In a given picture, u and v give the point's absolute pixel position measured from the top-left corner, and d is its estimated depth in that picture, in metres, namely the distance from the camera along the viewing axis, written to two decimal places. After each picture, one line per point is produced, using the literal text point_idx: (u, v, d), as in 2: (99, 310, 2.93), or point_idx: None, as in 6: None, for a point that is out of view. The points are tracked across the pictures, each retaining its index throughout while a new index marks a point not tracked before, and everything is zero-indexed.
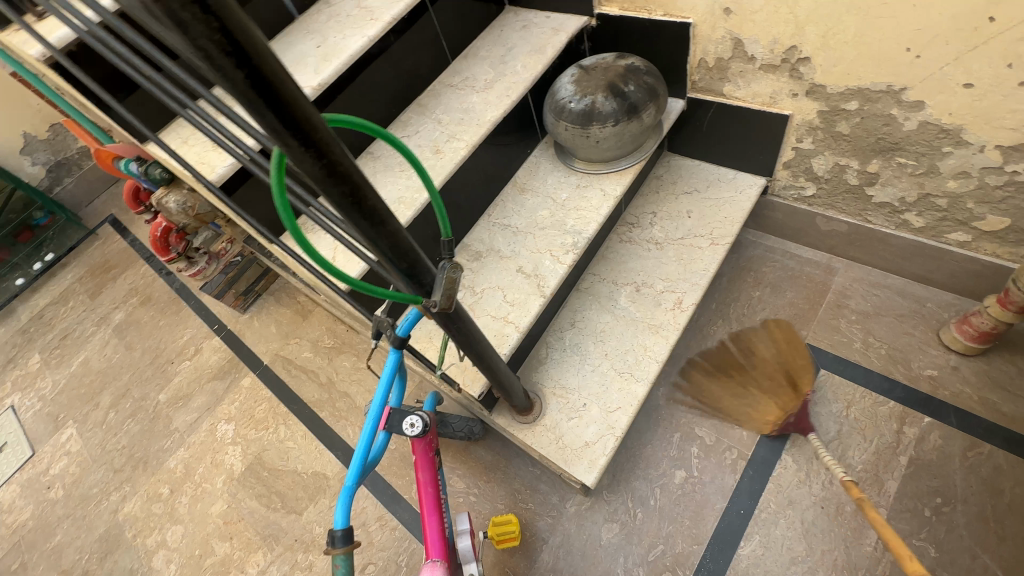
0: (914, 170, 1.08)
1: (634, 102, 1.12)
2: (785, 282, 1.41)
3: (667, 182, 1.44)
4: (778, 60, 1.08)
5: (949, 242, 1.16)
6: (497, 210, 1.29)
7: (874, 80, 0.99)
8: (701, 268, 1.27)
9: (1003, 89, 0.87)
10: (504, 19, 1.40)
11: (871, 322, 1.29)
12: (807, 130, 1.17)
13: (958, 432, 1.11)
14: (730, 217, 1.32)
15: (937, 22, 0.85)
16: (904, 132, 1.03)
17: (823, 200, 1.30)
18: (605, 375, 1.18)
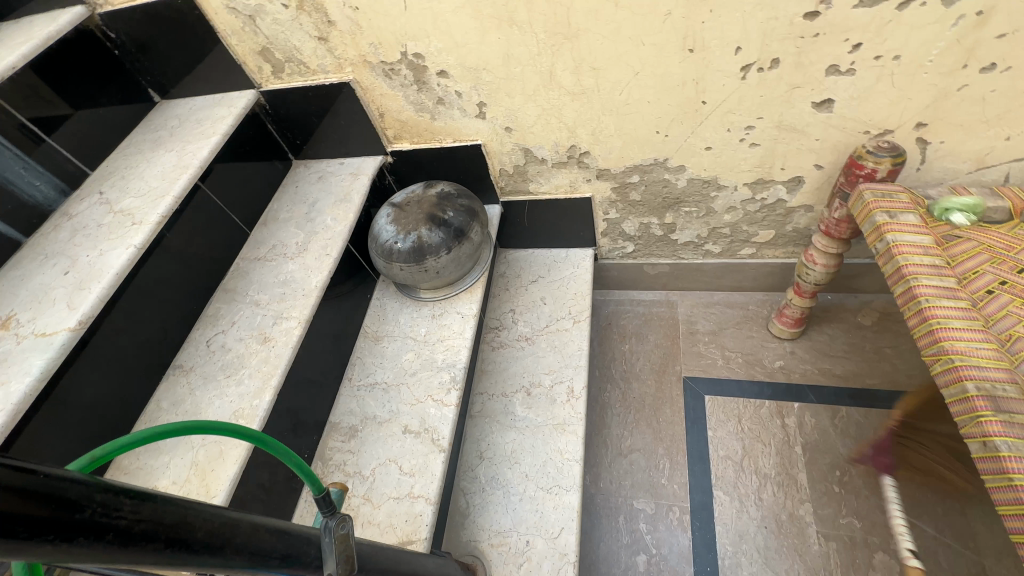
0: (699, 213, 1.29)
1: (458, 227, 1.13)
2: (644, 328, 1.54)
3: (513, 276, 1.47)
4: (565, 157, 1.20)
5: (743, 256, 1.40)
6: (356, 371, 1.16)
7: (643, 157, 1.16)
8: (575, 349, 1.29)
9: (732, 145, 1.09)
10: (295, 175, 1.33)
11: (720, 337, 1.46)
12: (609, 204, 1.31)
13: (821, 406, 1.28)
14: (579, 292, 1.40)
15: (669, 110, 1.04)
16: (680, 189, 1.23)
17: (642, 252, 1.46)
18: (535, 498, 1.09)
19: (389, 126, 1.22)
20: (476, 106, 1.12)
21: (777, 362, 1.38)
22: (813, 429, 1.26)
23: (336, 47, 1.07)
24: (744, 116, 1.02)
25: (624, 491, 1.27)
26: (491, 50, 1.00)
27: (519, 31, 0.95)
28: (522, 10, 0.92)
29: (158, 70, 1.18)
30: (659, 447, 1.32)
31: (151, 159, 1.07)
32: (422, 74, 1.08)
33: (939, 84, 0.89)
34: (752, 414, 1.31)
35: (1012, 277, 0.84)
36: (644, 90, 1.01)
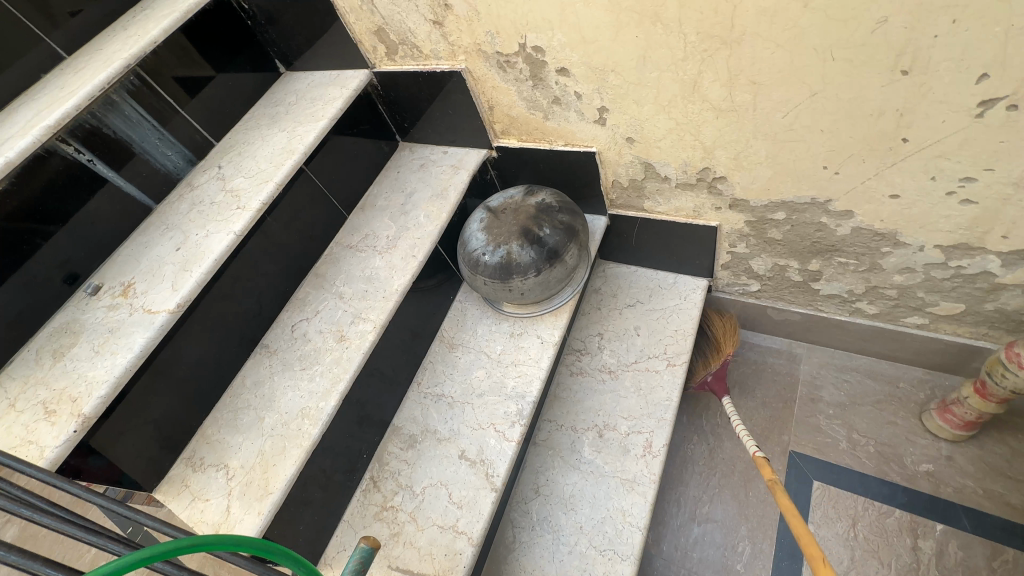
0: (859, 267, 1.01)
1: (553, 247, 1.01)
2: (752, 379, 1.31)
3: (607, 295, 1.32)
4: (693, 179, 1.00)
5: (908, 326, 1.09)
6: (426, 375, 1.13)
7: (796, 195, 0.92)
8: (663, 397, 1.14)
9: (933, 198, 0.81)
10: (399, 158, 1.28)
11: (850, 414, 1.19)
12: (738, 236, 1.09)
13: (976, 538, 1.00)
14: (680, 330, 1.22)
15: (849, 144, 0.79)
16: (839, 237, 0.96)
17: (769, 294, 1.22)
18: (585, 556, 1.00)
19: (498, 120, 1.11)
20: (597, 110, 0.96)
21: (923, 465, 1.09)
22: (956, 565, 0.99)
23: (451, 33, 0.96)
24: (962, 165, 0.74)
25: (690, 565, 1.12)
26: (623, 51, 0.82)
27: (663, 30, 0.76)
28: (671, 5, 0.73)
29: (284, 42, 1.18)
30: (742, 526, 1.13)
31: (265, 137, 1.08)
32: (540, 69, 0.94)
33: None
34: (873, 521, 1.06)
35: None
36: (819, 115, 0.77)
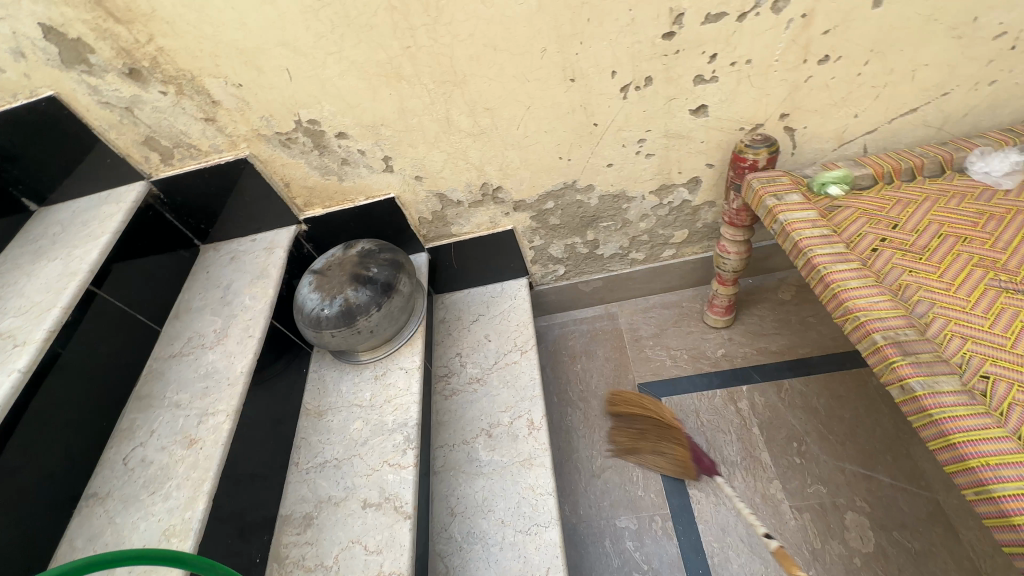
0: (617, 226, 1.35)
1: (385, 281, 1.11)
2: (591, 344, 1.56)
3: (454, 320, 1.46)
4: (479, 196, 1.24)
5: (666, 257, 1.47)
6: (302, 453, 1.08)
7: (553, 184, 1.21)
8: (528, 379, 1.28)
9: (631, 158, 1.16)
10: (204, 259, 1.26)
11: (663, 338, 1.51)
12: (531, 232, 1.35)
13: (766, 383, 1.35)
14: (521, 323, 1.41)
15: (566, 136, 1.10)
16: (594, 207, 1.29)
17: (573, 272, 1.50)
18: (516, 543, 1.04)
19: (297, 195, 1.20)
20: (382, 160, 1.13)
21: (719, 351, 1.44)
22: (764, 407, 1.31)
23: (226, 125, 1.05)
24: (633, 131, 1.09)
25: (605, 513, 1.25)
26: (384, 107, 1.02)
27: (408, 84, 0.98)
28: (407, 64, 0.95)
29: (34, 174, 1.07)
30: (629, 459, 1.32)
31: (33, 272, 0.97)
32: (321, 139, 1.08)
33: (789, 78, 1.01)
34: (707, 405, 1.35)
35: (890, 236, 0.95)
36: (539, 122, 1.06)
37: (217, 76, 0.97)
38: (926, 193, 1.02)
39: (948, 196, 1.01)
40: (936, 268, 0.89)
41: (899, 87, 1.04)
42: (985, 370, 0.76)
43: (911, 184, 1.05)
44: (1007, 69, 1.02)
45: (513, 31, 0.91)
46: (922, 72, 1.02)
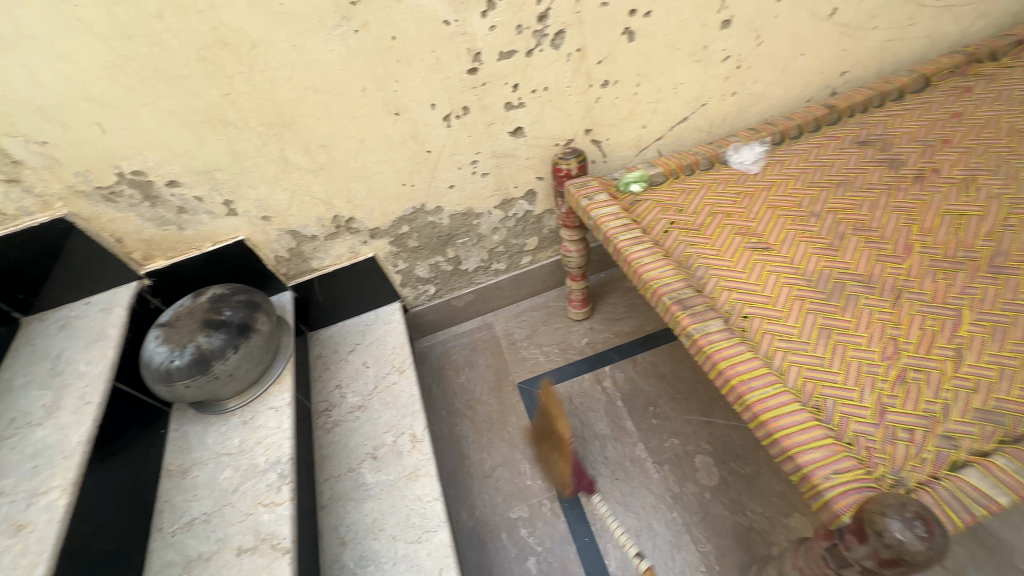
0: (474, 241, 1.47)
1: (240, 323, 1.11)
2: (472, 354, 1.65)
3: (331, 354, 1.47)
4: (333, 228, 1.28)
5: (525, 264, 1.63)
6: (165, 517, 1.01)
7: (403, 209, 1.30)
8: (408, 397, 1.33)
9: (470, 178, 1.29)
10: (26, 332, 1.14)
11: (535, 337, 1.65)
12: (393, 257, 1.42)
13: (624, 361, 1.53)
14: (397, 345, 1.46)
15: (404, 164, 1.19)
16: (447, 226, 1.40)
17: (444, 289, 1.60)
18: (408, 554, 1.07)
19: (133, 249, 1.15)
20: (223, 205, 1.13)
21: (584, 340, 1.61)
22: (624, 381, 1.49)
23: (34, 185, 0.99)
24: (465, 155, 1.23)
25: (499, 508, 1.32)
26: (214, 152, 1.04)
27: (234, 128, 1.01)
28: (229, 110, 0.98)
29: None
30: (516, 453, 1.41)
31: None
32: (150, 189, 1.06)
33: (582, 100, 1.21)
34: (578, 390, 1.50)
35: (676, 219, 1.17)
36: (375, 153, 1.15)
37: (14, 135, 0.92)
38: (702, 183, 1.27)
39: (717, 183, 1.26)
40: (709, 239, 1.11)
41: (669, 101, 1.29)
42: (744, 311, 0.97)
43: (692, 176, 1.30)
44: (741, 82, 1.32)
45: (330, 74, 0.99)
46: (682, 89, 1.27)
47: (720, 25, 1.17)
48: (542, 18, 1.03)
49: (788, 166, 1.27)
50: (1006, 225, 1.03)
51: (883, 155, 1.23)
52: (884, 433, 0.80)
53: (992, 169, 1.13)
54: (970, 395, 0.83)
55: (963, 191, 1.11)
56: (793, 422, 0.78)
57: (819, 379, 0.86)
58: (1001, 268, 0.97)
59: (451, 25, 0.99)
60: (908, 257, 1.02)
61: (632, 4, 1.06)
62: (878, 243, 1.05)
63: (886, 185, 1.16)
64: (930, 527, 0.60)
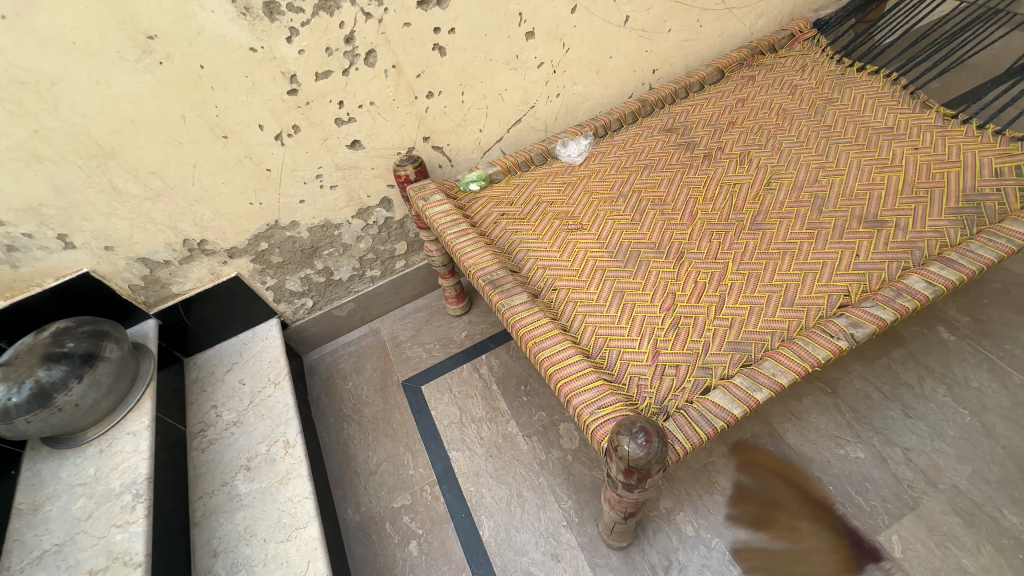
0: (340, 251, 1.54)
1: (85, 352, 1.12)
2: (359, 360, 1.71)
3: (206, 376, 1.49)
4: (186, 252, 1.32)
5: (401, 268, 1.71)
6: (14, 555, 1.00)
7: (257, 227, 1.35)
8: (282, 406, 1.38)
9: (319, 192, 1.36)
10: None
11: (419, 337, 1.73)
12: (259, 274, 1.47)
13: (499, 347, 1.65)
14: (273, 359, 1.50)
15: (245, 183, 1.25)
16: (309, 240, 1.46)
17: (322, 301, 1.65)
18: (278, 553, 1.12)
19: None
20: (57, 239, 1.15)
21: (463, 333, 1.71)
22: (499, 366, 1.60)
23: None
24: (307, 170, 1.30)
25: (384, 500, 1.39)
26: (35, 188, 1.05)
27: (52, 163, 1.04)
28: (42, 146, 1.01)
29: None
30: (400, 447, 1.48)
31: None
32: None
33: (412, 111, 1.32)
34: (458, 380, 1.59)
35: (506, 211, 1.30)
36: (211, 175, 1.20)
37: None
38: (534, 177, 1.41)
39: (547, 176, 1.41)
40: (532, 226, 1.24)
41: (498, 106, 1.43)
42: (553, 285, 1.10)
43: (527, 172, 1.44)
44: (561, 85, 1.47)
45: (144, 104, 1.04)
46: (507, 94, 1.41)
47: (525, 36, 1.31)
48: (349, 39, 1.13)
49: (607, 155, 1.43)
50: (767, 189, 1.23)
51: (683, 139, 1.42)
52: (655, 371, 0.94)
53: (763, 144, 1.34)
54: (725, 331, 0.99)
55: (739, 164, 1.30)
56: (576, 370, 0.90)
57: (608, 334, 1.00)
58: (760, 225, 1.16)
59: (259, 52, 1.06)
60: (691, 224, 1.19)
61: (434, 23, 1.18)
62: (669, 214, 1.22)
63: (681, 165, 1.34)
64: (650, 437, 0.73)
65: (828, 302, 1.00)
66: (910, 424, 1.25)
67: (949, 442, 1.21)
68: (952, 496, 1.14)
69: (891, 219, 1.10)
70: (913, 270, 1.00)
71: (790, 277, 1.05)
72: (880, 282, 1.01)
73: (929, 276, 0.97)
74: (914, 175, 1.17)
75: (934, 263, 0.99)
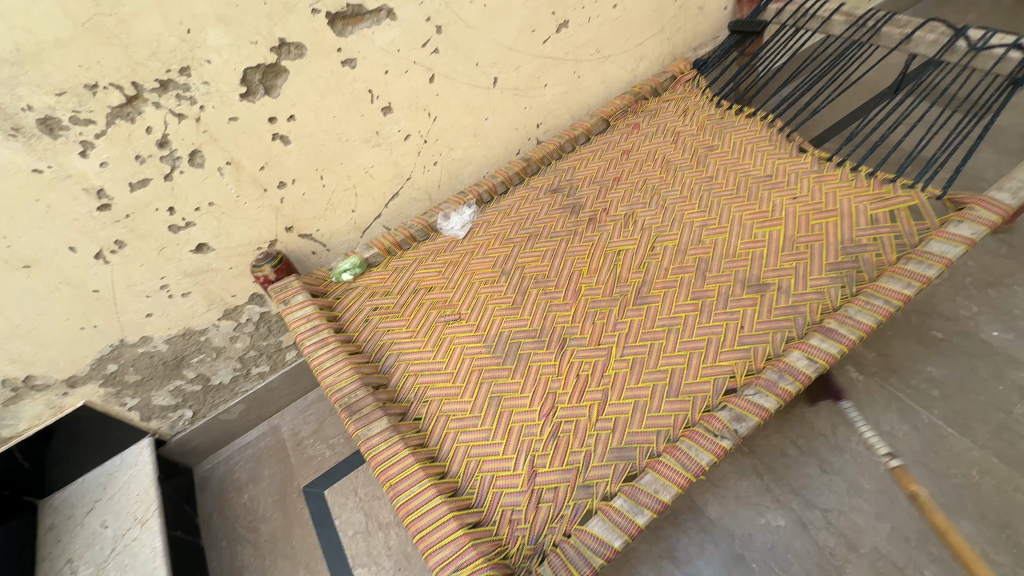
0: (213, 355, 1.38)
1: None
2: (256, 467, 1.54)
3: (62, 521, 1.27)
4: (10, 392, 1.13)
5: (293, 358, 1.56)
6: None
7: (97, 351, 1.18)
8: (149, 552, 1.19)
9: (169, 302, 1.21)
10: None
11: (322, 431, 1.58)
12: (115, 396, 1.29)
13: None
14: (142, 490, 1.30)
15: (69, 310, 1.08)
16: (170, 351, 1.29)
17: (205, 408, 1.48)
18: None
19: None
20: None
21: None
22: None
23: None
24: (147, 282, 1.14)
25: None
26: None
27: None
28: None
29: None
30: (299, 570, 1.32)
31: None
32: None
33: (265, 205, 1.19)
34: (363, 479, 1.45)
35: (381, 303, 1.19)
36: (20, 309, 1.03)
37: None
38: (414, 257, 1.30)
39: (428, 255, 1.30)
40: (407, 320, 1.13)
41: (367, 184, 1.31)
42: (425, 395, 0.99)
43: (408, 251, 1.33)
44: (437, 152, 1.37)
45: None
46: (375, 170, 1.30)
47: (381, 111, 1.21)
48: (164, 143, 0.99)
49: (492, 225, 1.34)
50: (652, 254, 1.16)
51: (568, 201, 1.34)
52: (530, 498, 0.84)
53: (647, 202, 1.28)
54: (609, 436, 0.90)
55: (624, 227, 1.23)
56: (436, 516, 0.79)
57: (481, 455, 0.90)
58: (645, 297, 1.09)
59: (46, 172, 0.91)
60: (575, 302, 1.11)
61: (267, 113, 1.06)
62: (552, 292, 1.13)
63: (566, 232, 1.26)
64: None
65: (714, 388, 0.93)
66: (827, 480, 1.20)
67: (867, 497, 1.16)
68: (874, 561, 1.08)
69: (773, 281, 1.05)
70: (794, 343, 0.94)
71: (676, 359, 0.98)
72: (764, 358, 0.95)
73: (810, 350, 0.91)
74: (794, 228, 1.13)
75: (814, 335, 0.93)
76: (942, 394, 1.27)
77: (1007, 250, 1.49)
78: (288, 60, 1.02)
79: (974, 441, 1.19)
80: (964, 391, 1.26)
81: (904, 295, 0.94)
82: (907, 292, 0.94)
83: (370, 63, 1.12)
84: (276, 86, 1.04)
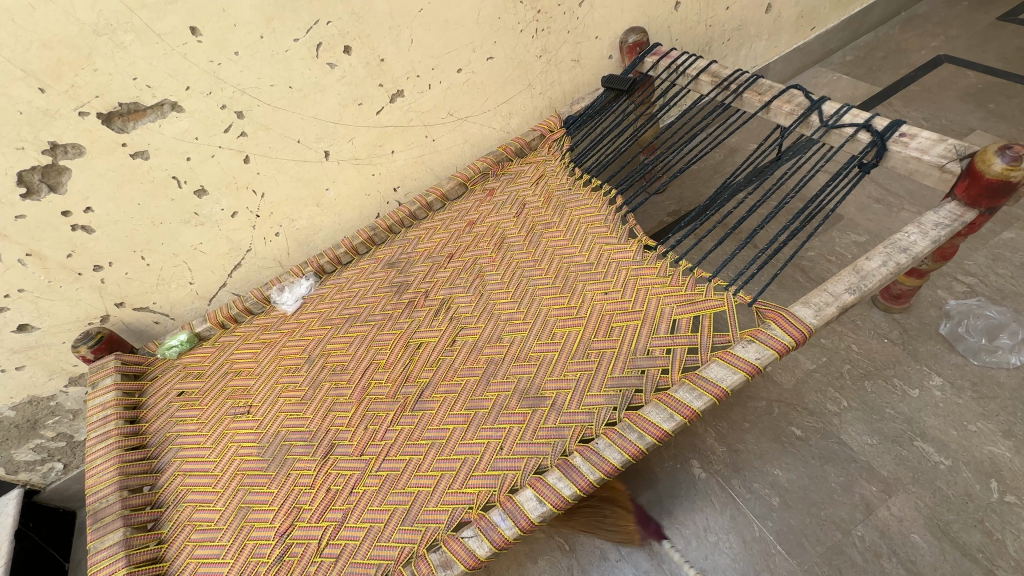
0: (70, 417, 1.44)
1: None
2: None
3: None
4: None
5: None
6: None
7: None
8: None
9: (3, 376, 1.26)
10: None
11: None
12: None
13: None
14: None
15: None
16: (19, 416, 1.36)
17: (76, 460, 1.55)
18: None
19: None
20: None
21: None
22: None
23: None
24: None
25: None
26: None
27: None
28: None
29: None
30: None
31: None
32: None
33: (84, 286, 1.21)
34: None
35: (188, 387, 1.20)
36: None
37: None
38: (242, 333, 1.30)
39: (255, 332, 1.30)
40: (201, 410, 1.14)
41: (200, 259, 1.32)
42: (183, 499, 1.00)
43: (242, 324, 1.33)
44: (276, 224, 1.36)
45: None
46: (205, 246, 1.30)
47: (194, 194, 1.20)
48: None
49: (322, 301, 1.32)
50: (448, 350, 1.11)
51: (397, 278, 1.30)
52: None
53: (467, 285, 1.22)
54: (330, 565, 0.87)
55: (436, 315, 1.18)
56: None
57: (206, 574, 0.89)
58: (424, 402, 1.04)
59: None
60: (358, 402, 1.08)
61: (58, 208, 1.08)
62: (342, 388, 1.11)
63: (382, 316, 1.23)
64: None
65: (449, 518, 0.88)
66: None
67: None
68: None
69: (550, 394, 0.98)
70: (539, 475, 0.87)
71: (426, 480, 0.93)
72: (508, 488, 0.89)
73: (543, 489, 0.84)
74: (593, 330, 1.05)
75: (556, 469, 0.86)
76: (782, 503, 1.16)
77: (897, 334, 1.34)
78: (66, 159, 1.03)
79: (800, 564, 1.08)
80: (806, 503, 1.15)
81: (660, 430, 0.86)
82: (664, 427, 0.86)
83: (166, 152, 1.11)
84: (62, 184, 1.05)
